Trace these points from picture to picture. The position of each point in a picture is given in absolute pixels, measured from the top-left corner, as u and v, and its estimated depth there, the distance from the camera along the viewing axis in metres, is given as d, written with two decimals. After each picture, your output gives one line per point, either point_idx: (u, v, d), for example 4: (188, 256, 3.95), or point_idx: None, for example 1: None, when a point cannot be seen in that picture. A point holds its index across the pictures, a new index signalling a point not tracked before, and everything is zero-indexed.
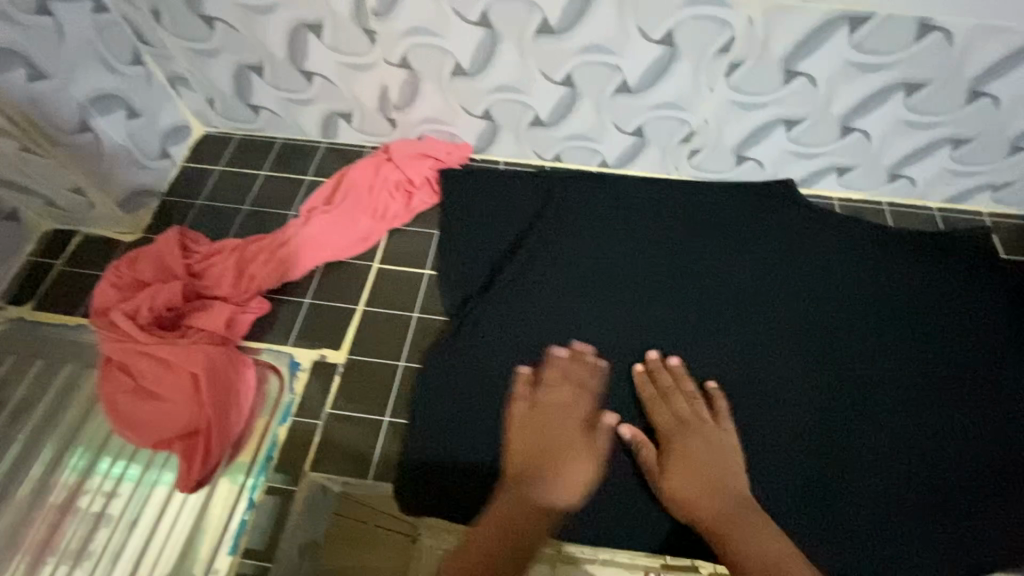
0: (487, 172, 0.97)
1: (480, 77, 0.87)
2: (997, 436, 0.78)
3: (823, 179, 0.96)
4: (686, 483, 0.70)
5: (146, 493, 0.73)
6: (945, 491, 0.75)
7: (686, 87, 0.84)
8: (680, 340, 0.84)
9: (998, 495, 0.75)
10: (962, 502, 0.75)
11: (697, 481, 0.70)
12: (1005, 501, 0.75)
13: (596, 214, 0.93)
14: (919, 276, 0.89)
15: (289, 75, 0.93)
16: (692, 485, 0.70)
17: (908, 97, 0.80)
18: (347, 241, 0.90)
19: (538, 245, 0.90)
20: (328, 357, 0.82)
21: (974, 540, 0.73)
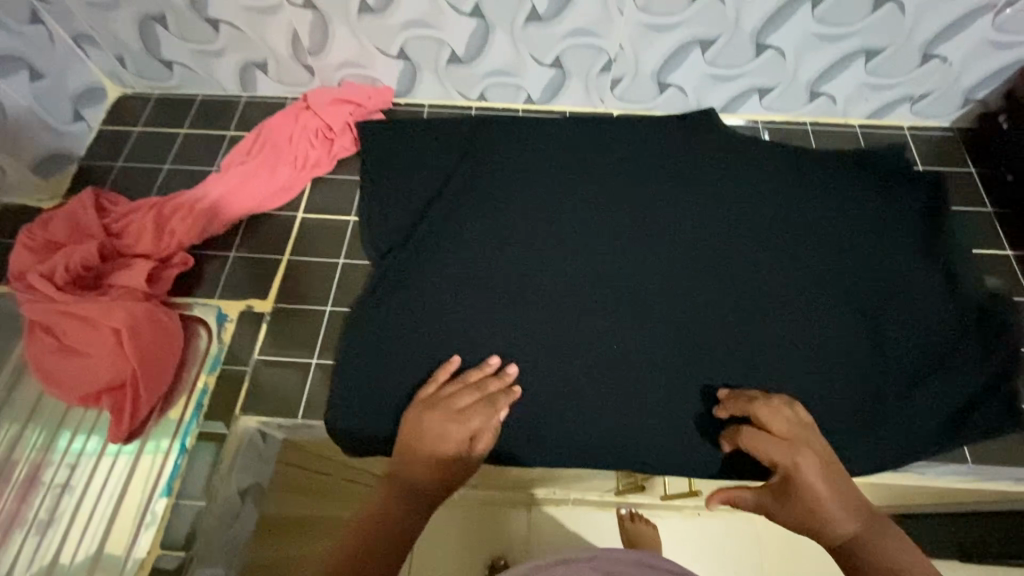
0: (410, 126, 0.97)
1: (390, 14, 0.86)
2: (922, 328, 0.79)
3: (744, 103, 0.96)
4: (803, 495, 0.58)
5: (81, 446, 0.76)
6: (875, 385, 0.76)
7: (597, 12, 0.83)
8: (605, 267, 0.85)
9: (928, 382, 0.76)
10: (895, 396, 0.76)
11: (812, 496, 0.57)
12: (935, 388, 0.76)
13: (519, 151, 0.93)
14: (841, 188, 0.90)
15: (195, 25, 0.90)
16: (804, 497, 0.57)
17: (815, 8, 0.80)
18: (268, 191, 0.90)
19: (459, 184, 0.90)
20: (255, 307, 0.83)
21: (907, 430, 0.74)
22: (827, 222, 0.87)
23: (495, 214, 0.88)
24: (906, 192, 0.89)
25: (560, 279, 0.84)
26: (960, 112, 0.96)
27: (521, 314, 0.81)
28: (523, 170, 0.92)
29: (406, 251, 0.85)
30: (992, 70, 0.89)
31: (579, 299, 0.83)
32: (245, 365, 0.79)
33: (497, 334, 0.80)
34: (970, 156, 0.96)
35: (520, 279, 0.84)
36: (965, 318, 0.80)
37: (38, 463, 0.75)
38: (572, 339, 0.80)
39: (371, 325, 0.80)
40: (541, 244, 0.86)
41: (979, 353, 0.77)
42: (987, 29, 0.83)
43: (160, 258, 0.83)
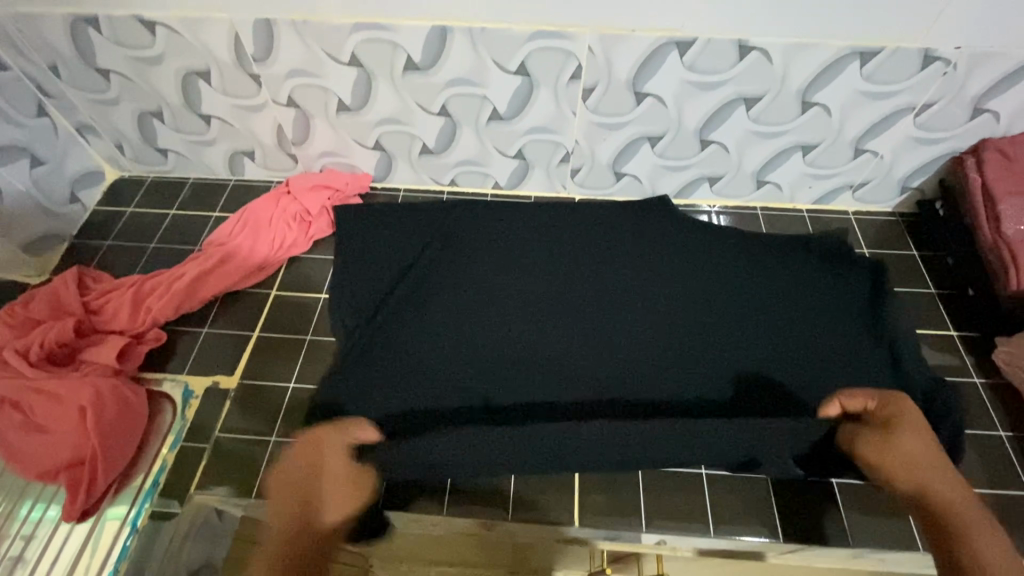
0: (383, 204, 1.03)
1: (364, 112, 0.94)
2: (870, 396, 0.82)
3: (696, 190, 1.03)
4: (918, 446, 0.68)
5: (33, 527, 0.77)
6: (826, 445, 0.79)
7: (552, 113, 0.91)
8: (563, 346, 0.87)
9: None
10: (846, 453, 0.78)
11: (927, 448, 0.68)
12: None
13: (484, 231, 0.99)
14: (786, 268, 0.94)
15: (187, 119, 0.99)
16: (922, 449, 0.68)
17: (749, 109, 0.87)
18: (244, 269, 0.95)
19: (425, 263, 0.95)
20: (221, 382, 0.86)
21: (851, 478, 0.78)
22: (774, 301, 0.91)
23: (457, 291, 0.92)
24: (848, 272, 0.93)
25: (518, 356, 0.86)
26: (900, 198, 1.02)
27: (480, 390, 0.83)
28: (488, 249, 0.97)
29: (370, 328, 0.88)
30: (922, 161, 0.95)
31: (535, 374, 0.85)
32: (205, 440, 0.81)
33: (455, 412, 0.81)
34: (912, 239, 1.02)
35: (480, 355, 0.86)
36: (907, 393, 0.82)
37: None
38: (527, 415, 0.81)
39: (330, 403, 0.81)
40: (502, 321, 0.90)
41: (917, 426, 0.79)
42: (911, 127, 0.89)
43: (134, 334, 0.87)
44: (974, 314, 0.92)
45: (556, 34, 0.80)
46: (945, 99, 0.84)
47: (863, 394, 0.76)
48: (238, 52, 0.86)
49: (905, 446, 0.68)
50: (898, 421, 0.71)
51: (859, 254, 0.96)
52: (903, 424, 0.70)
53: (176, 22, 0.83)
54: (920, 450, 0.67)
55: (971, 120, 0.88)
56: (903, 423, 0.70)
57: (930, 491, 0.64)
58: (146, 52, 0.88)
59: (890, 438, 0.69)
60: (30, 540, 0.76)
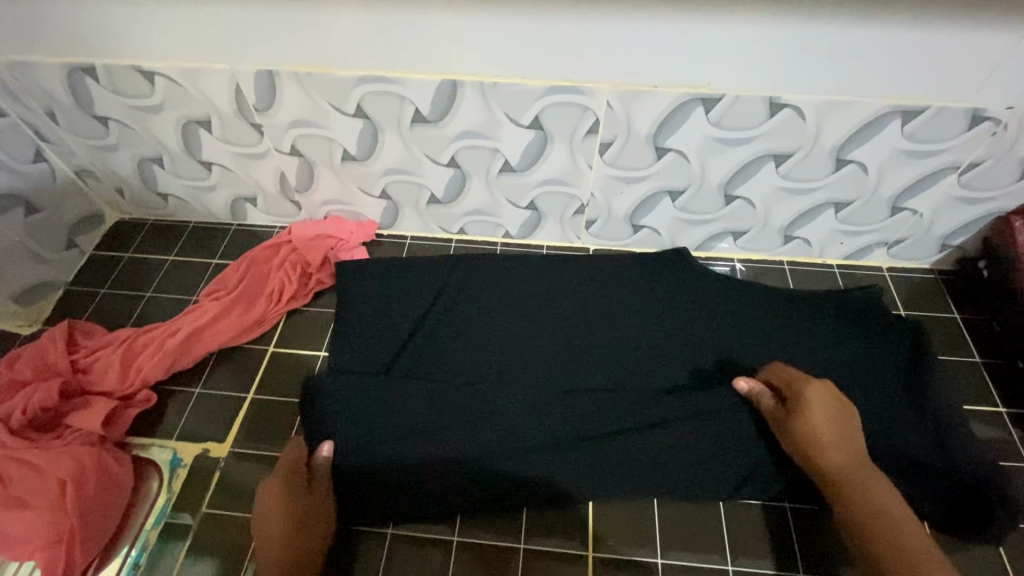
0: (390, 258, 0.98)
1: (369, 162, 0.89)
2: (911, 474, 0.76)
3: (719, 243, 0.97)
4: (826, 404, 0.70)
5: None
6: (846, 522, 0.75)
7: (567, 166, 0.86)
8: (574, 417, 0.80)
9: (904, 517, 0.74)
10: None
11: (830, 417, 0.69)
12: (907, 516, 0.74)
13: (492, 283, 0.93)
14: (819, 332, 0.87)
15: (188, 165, 0.95)
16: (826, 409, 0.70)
17: (778, 165, 0.81)
18: (239, 325, 0.89)
19: (430, 320, 0.90)
20: (211, 451, 0.81)
21: None
22: (804, 368, 0.84)
23: (461, 352, 0.87)
24: (886, 337, 0.85)
25: (526, 428, 0.79)
26: (939, 255, 0.96)
27: (482, 462, 0.77)
28: (496, 303, 0.91)
29: (355, 388, 0.82)
30: (965, 220, 0.88)
31: (547, 450, 0.78)
32: (191, 516, 0.76)
33: (460, 488, 0.75)
34: (953, 300, 0.95)
35: (484, 422, 0.79)
36: (950, 480, 0.75)
37: None
38: (535, 494, 0.75)
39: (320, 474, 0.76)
40: (512, 383, 0.84)
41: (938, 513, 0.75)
42: (955, 186, 0.82)
43: (122, 395, 0.83)
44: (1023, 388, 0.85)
45: (572, 88, 0.75)
46: (992, 159, 0.78)
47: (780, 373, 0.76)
48: (239, 102, 0.82)
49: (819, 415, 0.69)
50: (805, 391, 0.71)
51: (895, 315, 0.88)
52: (821, 390, 0.71)
53: (176, 73, 0.80)
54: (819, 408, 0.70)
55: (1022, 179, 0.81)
56: (806, 401, 0.70)
57: (833, 463, 0.67)
58: (146, 101, 0.85)
59: (808, 411, 0.70)
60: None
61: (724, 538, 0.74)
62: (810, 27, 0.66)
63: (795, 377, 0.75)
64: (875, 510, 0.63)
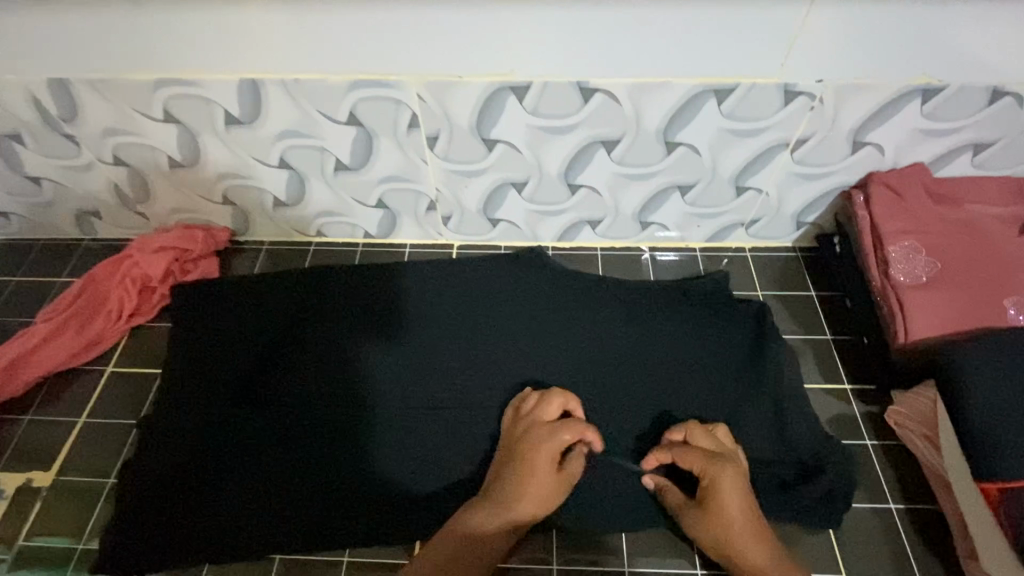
0: (242, 273, 0.95)
1: (198, 168, 0.85)
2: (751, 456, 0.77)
3: (580, 233, 0.96)
4: (735, 503, 0.68)
5: None
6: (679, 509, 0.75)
7: (401, 162, 0.83)
8: (418, 434, 0.80)
9: None
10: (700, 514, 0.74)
11: (735, 512, 0.67)
12: None
13: (349, 291, 0.93)
14: (662, 324, 0.88)
15: (15, 181, 0.91)
16: (736, 507, 0.67)
17: (610, 152, 0.79)
18: (75, 346, 0.86)
19: (282, 329, 0.89)
20: (35, 480, 0.77)
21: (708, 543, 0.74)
22: (648, 358, 0.85)
23: (315, 367, 0.85)
24: (727, 325, 0.88)
25: (367, 446, 0.79)
26: (798, 233, 0.95)
27: (311, 488, 0.76)
28: (348, 309, 0.91)
29: (187, 416, 0.81)
30: (813, 196, 0.87)
31: (387, 450, 0.79)
32: (7, 549, 0.72)
33: (294, 498, 0.75)
34: (812, 277, 0.94)
35: (325, 431, 0.80)
36: (780, 460, 0.77)
37: None
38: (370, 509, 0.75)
39: (152, 501, 0.75)
40: (359, 389, 0.84)
41: (775, 490, 0.75)
42: (790, 163, 0.81)
43: None
44: (868, 363, 0.85)
45: (377, 83, 0.72)
46: (820, 134, 0.77)
47: (694, 454, 0.72)
48: (43, 113, 0.78)
49: (725, 512, 0.67)
50: (718, 479, 0.69)
51: (734, 303, 0.90)
52: (739, 470, 0.70)
53: None
54: (733, 503, 0.67)
55: (853, 153, 0.80)
56: (725, 487, 0.68)
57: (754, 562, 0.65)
58: None
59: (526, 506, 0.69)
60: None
61: (551, 539, 0.74)
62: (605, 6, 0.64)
63: (701, 463, 0.71)
64: None
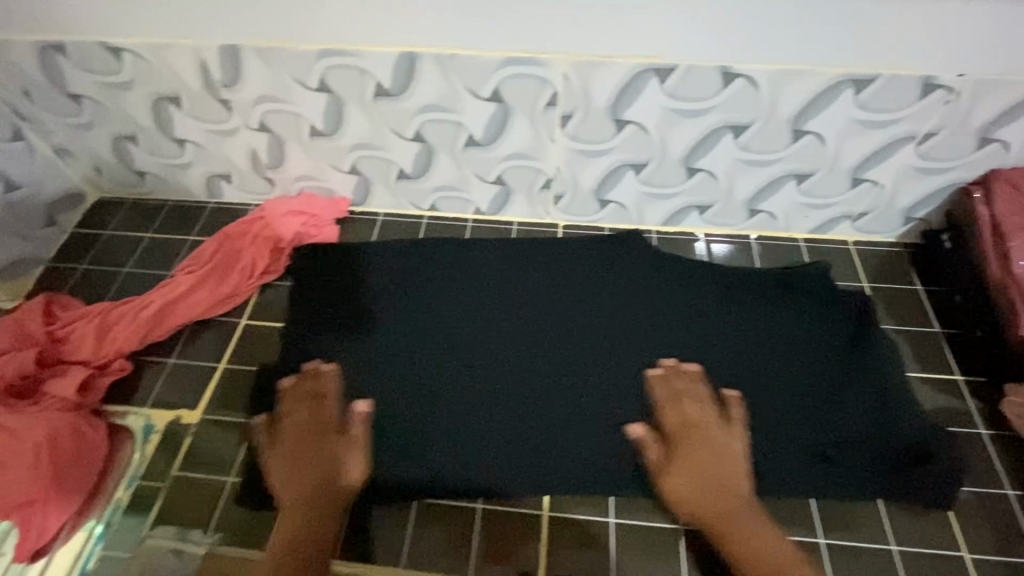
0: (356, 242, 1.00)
1: (337, 137, 0.91)
2: (867, 436, 0.78)
3: (687, 217, 0.99)
4: (703, 451, 0.75)
5: None
6: (796, 486, 0.76)
7: (531, 139, 0.87)
8: (529, 397, 0.84)
9: (851, 473, 0.76)
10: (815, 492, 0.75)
11: (703, 457, 0.74)
12: (852, 471, 0.76)
13: (443, 262, 0.98)
14: (763, 308, 0.90)
15: (161, 142, 0.97)
16: (704, 455, 0.74)
17: (736, 138, 0.82)
18: (214, 298, 0.92)
19: (370, 301, 0.93)
20: (183, 418, 0.83)
21: (828, 520, 0.75)
22: (751, 342, 0.87)
23: (397, 340, 0.89)
24: (833, 311, 0.89)
25: (479, 404, 0.83)
26: (904, 228, 0.96)
27: (428, 440, 0.80)
28: (442, 281, 0.95)
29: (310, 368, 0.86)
30: (927, 191, 0.89)
31: (498, 410, 0.83)
32: (163, 479, 0.78)
33: (412, 449, 0.80)
34: (917, 272, 0.96)
35: (439, 389, 0.85)
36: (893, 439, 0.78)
37: None
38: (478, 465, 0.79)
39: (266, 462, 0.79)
40: (468, 352, 0.88)
41: (893, 469, 0.76)
42: (913, 156, 0.83)
43: (98, 365, 0.85)
44: (979, 356, 0.86)
45: (528, 61, 0.76)
46: (948, 128, 0.79)
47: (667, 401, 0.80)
48: (206, 78, 0.84)
49: (686, 457, 0.74)
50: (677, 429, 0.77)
51: (839, 290, 0.92)
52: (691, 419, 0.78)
53: (143, 48, 0.81)
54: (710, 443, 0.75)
55: (977, 150, 0.82)
56: (692, 435, 0.76)
57: (694, 510, 0.72)
58: (115, 77, 0.86)
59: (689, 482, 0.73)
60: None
61: None
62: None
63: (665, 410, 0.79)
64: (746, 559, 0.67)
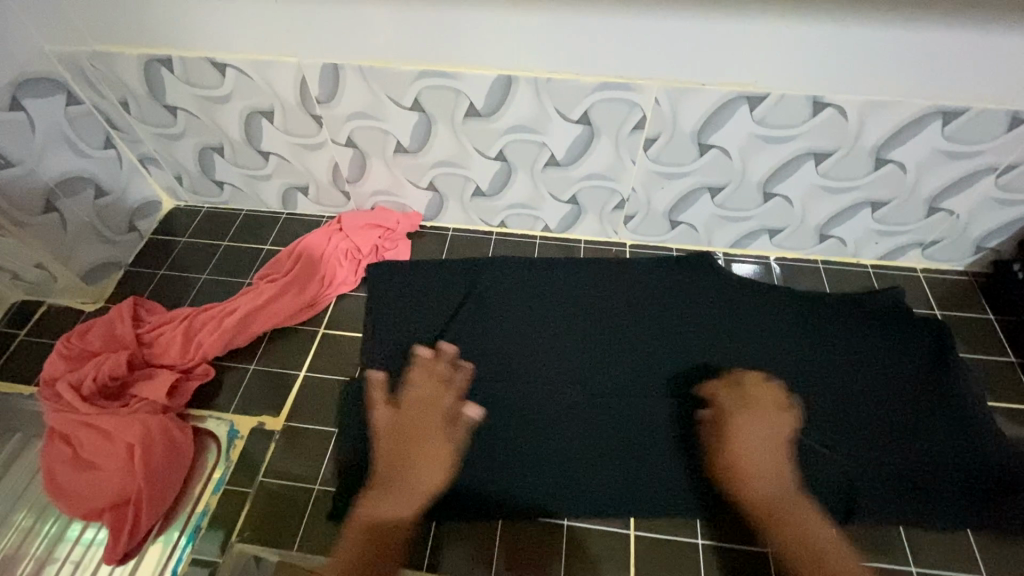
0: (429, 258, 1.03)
1: (421, 154, 0.94)
2: (952, 463, 0.78)
3: (756, 240, 1.00)
4: (749, 433, 0.74)
5: (87, 553, 0.75)
6: (883, 508, 0.76)
7: (612, 161, 0.90)
8: (607, 408, 0.85)
9: (937, 498, 0.76)
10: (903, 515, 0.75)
11: (752, 443, 0.73)
12: (937, 497, 0.76)
13: (508, 281, 0.99)
14: (837, 333, 0.91)
15: (246, 154, 1.00)
16: (753, 439, 0.73)
17: (818, 164, 0.84)
18: (294, 306, 0.94)
19: (439, 322, 0.94)
20: (266, 424, 0.84)
21: (916, 545, 0.74)
22: (824, 369, 0.87)
23: (472, 364, 0.89)
24: (908, 337, 0.90)
25: (558, 415, 0.84)
26: (973, 257, 0.97)
27: (510, 451, 0.81)
28: (514, 296, 0.97)
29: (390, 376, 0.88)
30: (1001, 222, 0.90)
31: (576, 420, 0.84)
32: (249, 484, 0.79)
33: (495, 459, 0.80)
34: (985, 301, 0.97)
35: (519, 400, 0.86)
36: (978, 466, 0.78)
37: (43, 561, 0.75)
38: (571, 491, 0.78)
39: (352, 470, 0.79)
40: (545, 363, 0.89)
41: (980, 497, 0.76)
42: (991, 188, 0.84)
43: (183, 369, 0.87)
44: None
45: (622, 86, 0.78)
46: None
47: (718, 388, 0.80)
48: (303, 94, 0.87)
49: (737, 447, 0.73)
50: (737, 417, 0.76)
51: (913, 316, 0.92)
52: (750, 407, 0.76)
53: (247, 65, 0.84)
54: (749, 429, 0.74)
55: None
56: (742, 421, 0.75)
57: (755, 494, 0.70)
58: (215, 91, 0.89)
59: (752, 476, 0.71)
60: (78, 567, 0.74)
61: None
62: (877, 29, 0.68)
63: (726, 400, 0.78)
64: (804, 543, 0.65)
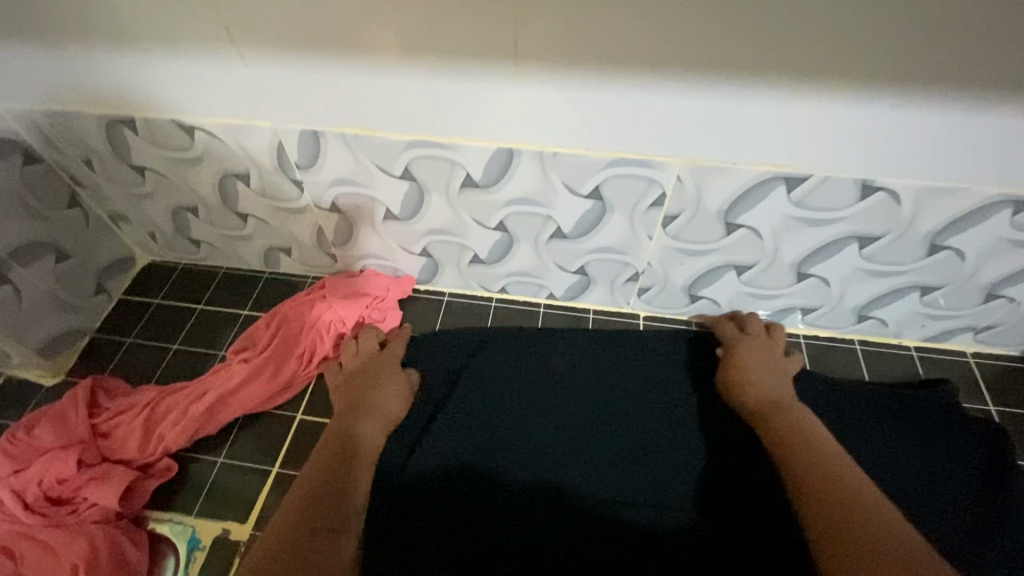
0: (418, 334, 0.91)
1: (413, 223, 0.84)
2: None
3: (785, 318, 0.90)
4: (755, 369, 0.76)
5: None
6: None
7: (625, 236, 0.80)
8: (636, 469, 0.77)
9: None
10: None
11: (764, 373, 0.76)
12: None
13: (515, 348, 0.89)
14: (879, 437, 0.78)
15: (223, 215, 0.91)
16: (762, 374, 0.75)
17: (861, 248, 0.74)
18: (270, 389, 0.85)
19: (427, 398, 0.84)
20: (231, 533, 0.75)
21: None
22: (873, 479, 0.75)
23: (462, 450, 0.78)
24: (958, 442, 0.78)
25: (586, 475, 0.76)
26: None
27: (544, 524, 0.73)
28: (512, 365, 0.87)
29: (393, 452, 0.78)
30: None
31: (606, 483, 0.76)
32: None
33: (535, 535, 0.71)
34: None
35: (540, 462, 0.77)
36: None
37: None
38: None
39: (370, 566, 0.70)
40: (561, 418, 0.81)
41: None
42: None
43: (142, 466, 0.78)
44: None
45: (639, 162, 0.68)
46: None
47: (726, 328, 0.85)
48: (281, 157, 0.78)
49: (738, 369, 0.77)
50: (739, 348, 0.80)
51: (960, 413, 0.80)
52: (760, 347, 0.80)
53: (218, 127, 0.75)
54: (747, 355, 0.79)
55: None
56: (745, 349, 0.80)
57: (776, 427, 0.66)
58: (184, 153, 0.80)
59: (756, 385, 0.74)
60: None
61: None
62: (953, 114, 0.57)
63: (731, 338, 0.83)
64: (817, 461, 0.57)
